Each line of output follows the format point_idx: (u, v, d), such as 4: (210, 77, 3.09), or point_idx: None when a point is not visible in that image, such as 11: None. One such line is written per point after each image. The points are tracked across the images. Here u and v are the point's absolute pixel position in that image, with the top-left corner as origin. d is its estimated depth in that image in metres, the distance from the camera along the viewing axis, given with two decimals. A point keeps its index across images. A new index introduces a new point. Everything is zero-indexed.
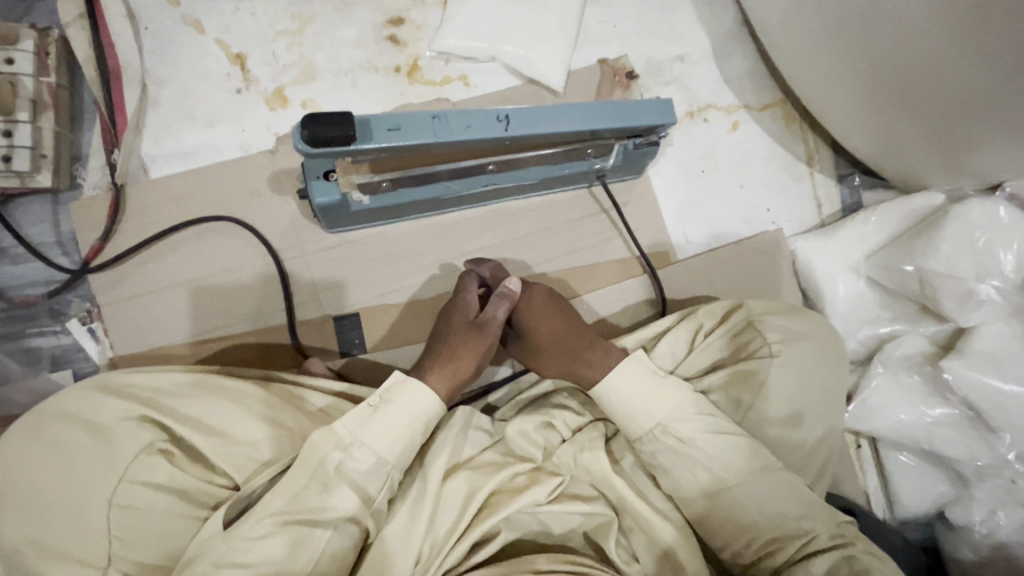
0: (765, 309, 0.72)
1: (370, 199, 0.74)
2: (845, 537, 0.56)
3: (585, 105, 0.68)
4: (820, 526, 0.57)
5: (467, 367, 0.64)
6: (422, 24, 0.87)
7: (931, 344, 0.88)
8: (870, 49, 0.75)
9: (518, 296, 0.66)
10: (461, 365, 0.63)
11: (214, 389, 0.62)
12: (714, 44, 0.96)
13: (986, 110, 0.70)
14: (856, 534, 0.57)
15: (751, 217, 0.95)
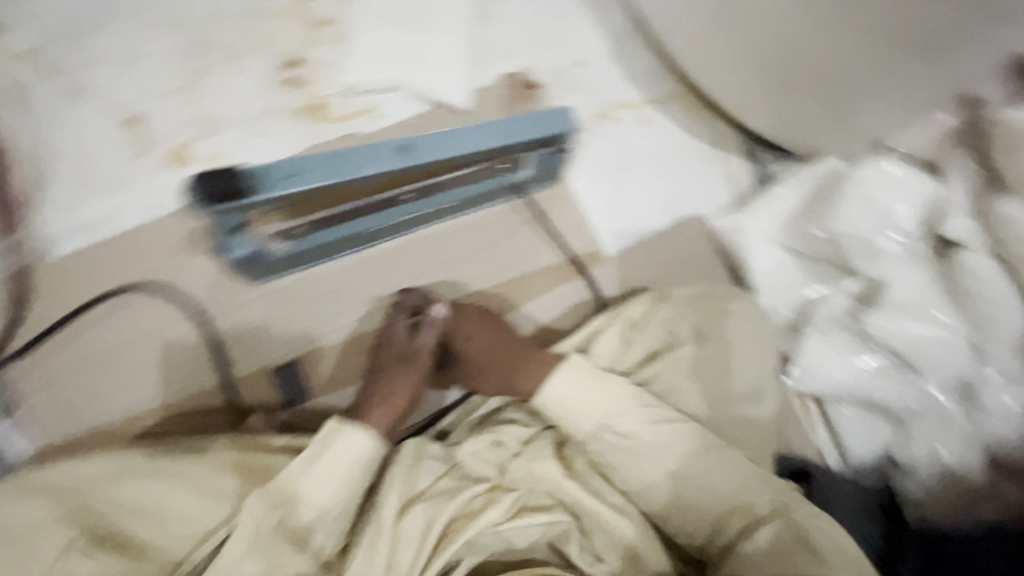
0: (686, 296, 0.77)
1: (288, 245, 0.75)
2: (784, 502, 0.58)
3: (486, 125, 0.70)
4: (760, 494, 0.59)
5: (402, 401, 0.64)
6: (320, 63, 0.87)
7: (854, 300, 0.92)
8: (751, 32, 0.80)
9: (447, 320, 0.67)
10: (395, 400, 0.64)
11: (160, 470, 0.61)
12: (613, 45, 0.99)
13: (863, 72, 0.76)
14: (796, 498, 0.59)
15: (673, 206, 0.97)
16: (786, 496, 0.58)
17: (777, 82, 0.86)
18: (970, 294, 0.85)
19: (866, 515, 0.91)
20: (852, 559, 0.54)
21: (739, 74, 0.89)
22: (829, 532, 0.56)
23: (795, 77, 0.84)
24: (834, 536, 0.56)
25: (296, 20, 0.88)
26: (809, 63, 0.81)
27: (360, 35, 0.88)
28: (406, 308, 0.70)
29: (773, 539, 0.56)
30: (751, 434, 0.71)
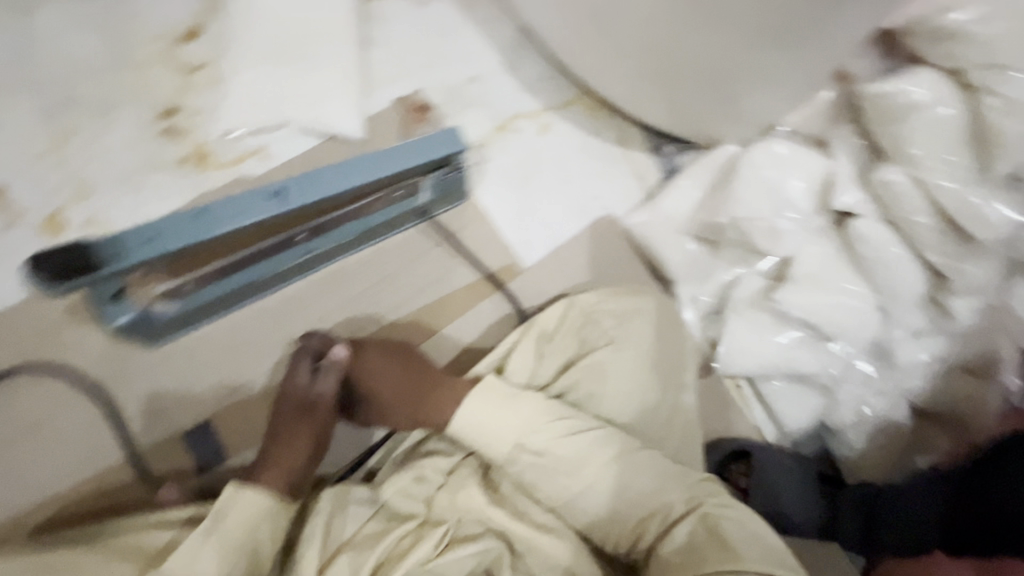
0: (596, 299, 0.76)
1: (178, 304, 0.75)
2: (698, 498, 0.59)
3: (367, 157, 0.68)
4: (674, 492, 0.60)
5: (302, 452, 0.62)
6: (198, 108, 0.84)
7: (767, 279, 0.94)
8: (623, 40, 0.83)
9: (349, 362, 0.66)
10: (293, 453, 0.62)
11: (75, 569, 0.56)
12: (504, 56, 0.98)
13: (730, 64, 0.78)
14: (710, 490, 0.60)
15: (584, 209, 0.98)
16: (698, 491, 0.59)
17: (664, 73, 0.85)
18: (868, 261, 0.88)
19: (804, 482, 0.94)
20: (762, 544, 0.56)
21: (628, 69, 0.88)
22: (740, 520, 0.58)
23: (679, 66, 0.82)
24: (746, 522, 0.58)
25: (167, 66, 0.84)
26: (689, 52, 0.79)
27: (235, 73, 0.84)
28: (309, 354, 0.66)
29: (688, 536, 0.57)
30: (671, 430, 0.71)
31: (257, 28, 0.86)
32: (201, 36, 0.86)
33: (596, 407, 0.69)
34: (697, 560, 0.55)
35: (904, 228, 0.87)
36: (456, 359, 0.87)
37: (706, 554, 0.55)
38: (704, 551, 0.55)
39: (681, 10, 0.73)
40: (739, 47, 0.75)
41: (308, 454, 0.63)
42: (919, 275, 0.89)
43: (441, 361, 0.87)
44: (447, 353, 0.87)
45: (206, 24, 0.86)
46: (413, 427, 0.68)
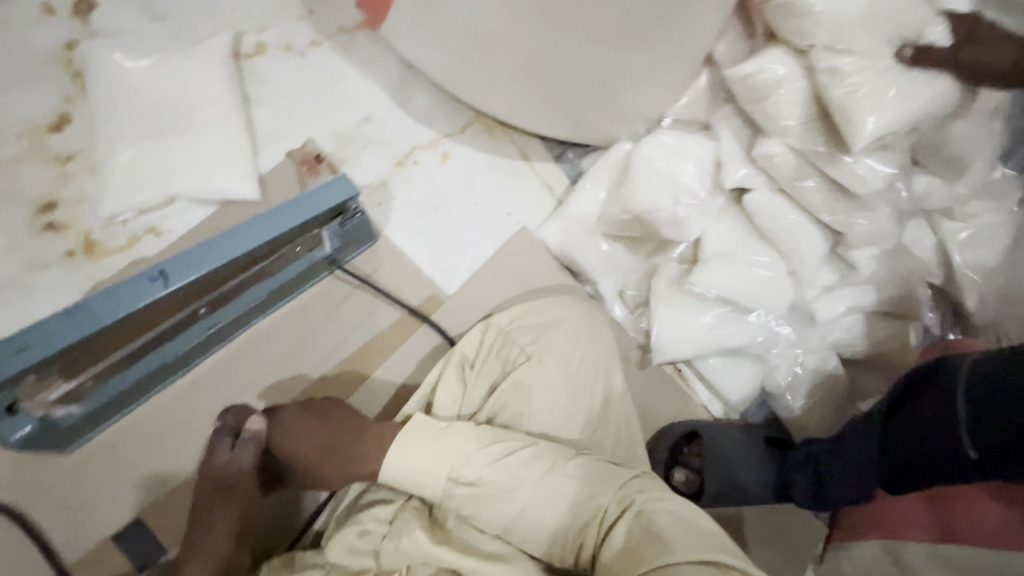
0: (511, 318, 0.79)
1: (78, 406, 0.69)
2: (627, 498, 0.61)
3: (255, 220, 0.67)
4: (606, 495, 0.62)
5: (224, 529, 0.63)
6: (80, 198, 0.82)
7: (682, 264, 0.97)
8: (500, 60, 0.84)
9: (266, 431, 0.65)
10: (216, 532, 0.63)
11: None
12: (392, 93, 0.99)
13: (603, 68, 0.81)
14: (638, 487, 0.63)
15: (497, 228, 0.99)
16: (627, 490, 0.61)
17: (548, 85, 0.86)
18: (772, 231, 0.92)
19: (753, 452, 0.97)
20: (696, 530, 0.58)
21: (512, 88, 0.90)
22: (672, 511, 0.60)
23: (561, 74, 0.83)
24: (681, 512, 0.60)
25: (40, 160, 0.83)
26: (567, 58, 0.80)
27: (111, 155, 0.83)
28: (227, 431, 0.66)
29: (626, 535, 0.58)
30: (606, 433, 0.74)
31: (128, 106, 0.84)
32: (70, 125, 0.85)
33: (528, 423, 0.70)
34: (636, 558, 0.56)
35: (795, 195, 0.91)
36: (393, 400, 0.87)
37: (645, 551, 0.56)
38: (642, 548, 0.57)
39: (545, 22, 0.76)
40: (614, 39, 0.76)
41: (231, 529, 0.64)
42: (819, 236, 0.92)
43: (378, 404, 0.86)
44: (383, 395, 0.87)
45: (75, 111, 0.85)
46: (348, 482, 0.67)
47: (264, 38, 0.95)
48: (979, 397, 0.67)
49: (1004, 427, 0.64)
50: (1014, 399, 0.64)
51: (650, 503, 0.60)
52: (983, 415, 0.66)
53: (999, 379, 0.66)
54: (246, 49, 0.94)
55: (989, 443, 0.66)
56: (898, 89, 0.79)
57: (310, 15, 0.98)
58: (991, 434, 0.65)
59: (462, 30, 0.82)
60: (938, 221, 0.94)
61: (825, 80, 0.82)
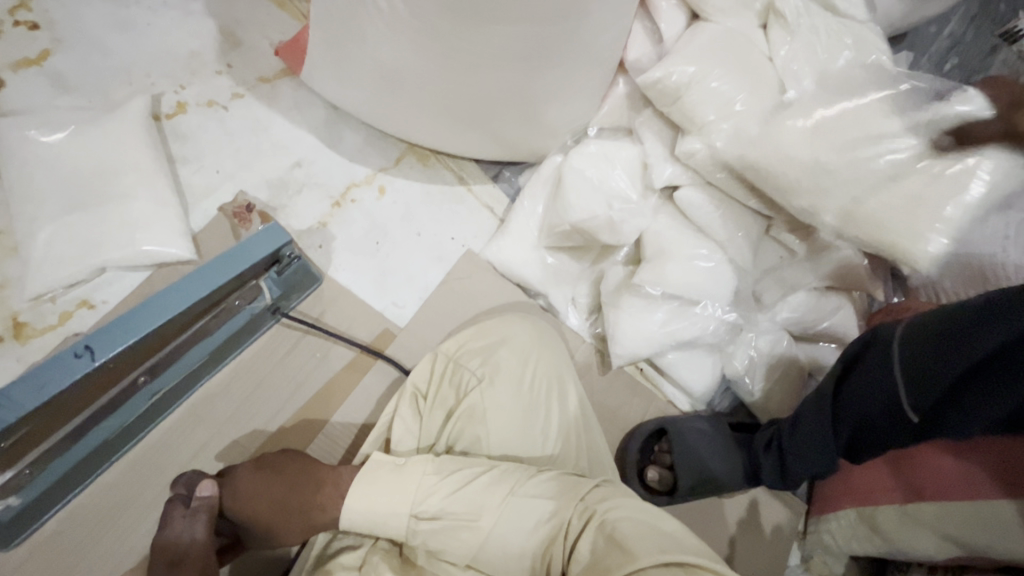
0: (458, 343, 0.80)
1: (17, 498, 0.68)
2: (588, 508, 0.62)
3: (183, 280, 0.66)
4: (569, 510, 0.62)
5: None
6: (4, 281, 0.81)
7: (627, 267, 0.99)
8: (416, 95, 0.86)
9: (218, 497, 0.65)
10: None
11: None
12: (320, 135, 0.99)
13: (515, 90, 0.82)
14: (599, 496, 0.63)
15: (442, 255, 1.00)
16: (588, 500, 0.62)
17: (465, 107, 0.86)
18: (705, 224, 0.95)
19: (722, 441, 0.97)
20: (660, 534, 0.58)
21: (427, 112, 0.89)
22: (634, 517, 0.60)
23: (475, 98, 0.84)
24: (643, 518, 0.60)
25: None
26: (478, 80, 0.80)
27: (31, 232, 0.81)
28: (178, 501, 0.66)
29: (591, 545, 0.58)
30: (566, 447, 0.75)
31: (47, 181, 0.83)
32: None
33: (485, 445, 0.71)
34: (601, 568, 0.56)
35: (721, 186, 0.94)
36: (356, 440, 0.87)
37: (610, 557, 0.56)
38: (606, 556, 0.57)
39: (450, 58, 0.77)
40: (519, 65, 0.78)
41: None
42: (750, 222, 0.96)
43: (340, 446, 0.86)
44: (344, 437, 0.86)
45: None
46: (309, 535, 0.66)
47: (183, 96, 0.95)
48: (910, 359, 0.67)
49: (935, 385, 0.64)
50: (941, 357, 0.64)
51: (610, 511, 0.61)
52: (914, 381, 0.66)
53: (925, 339, 0.66)
54: (166, 110, 0.94)
55: (927, 404, 0.66)
56: None
57: (229, 68, 0.98)
58: (927, 396, 0.65)
59: (374, 72, 0.84)
60: None
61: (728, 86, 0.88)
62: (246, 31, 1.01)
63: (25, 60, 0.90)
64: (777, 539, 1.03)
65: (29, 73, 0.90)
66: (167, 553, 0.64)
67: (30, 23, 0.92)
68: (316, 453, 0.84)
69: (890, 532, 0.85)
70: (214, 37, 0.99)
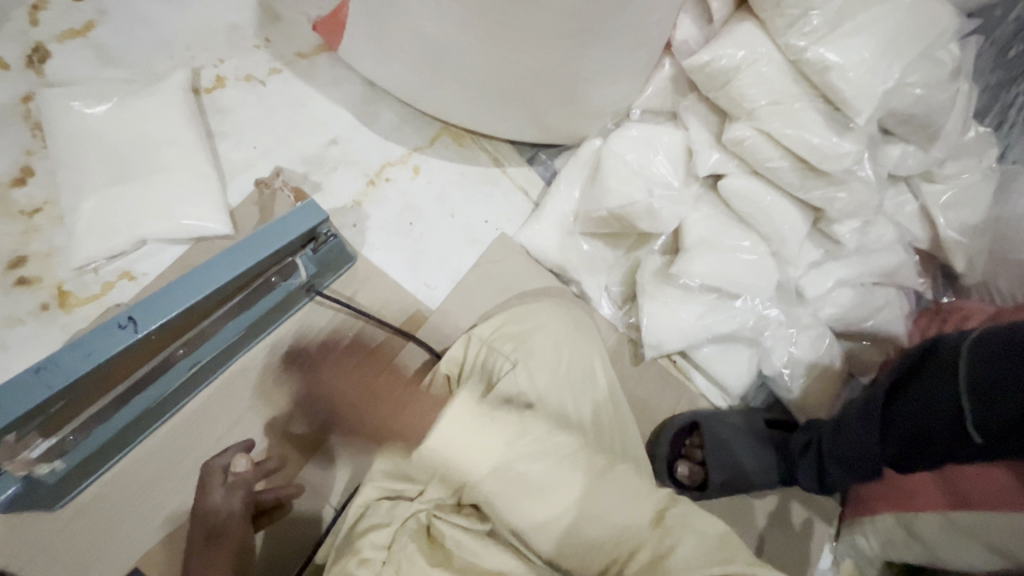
0: (492, 328, 0.80)
1: (63, 461, 0.69)
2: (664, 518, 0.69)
3: (217, 258, 0.66)
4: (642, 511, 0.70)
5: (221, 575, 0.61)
6: (50, 250, 0.82)
7: (665, 255, 0.96)
8: (457, 75, 0.84)
9: (252, 471, 0.70)
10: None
11: None
12: (356, 113, 0.98)
13: (562, 71, 0.80)
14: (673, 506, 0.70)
15: (475, 238, 0.99)
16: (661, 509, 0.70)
17: (504, 86, 0.84)
18: (750, 214, 0.91)
19: (754, 439, 0.94)
20: (724, 547, 0.66)
21: (464, 89, 0.87)
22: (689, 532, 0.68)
23: (516, 76, 0.81)
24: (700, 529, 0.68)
25: (5, 216, 0.82)
26: (522, 60, 0.78)
27: (76, 203, 0.82)
28: (217, 472, 0.68)
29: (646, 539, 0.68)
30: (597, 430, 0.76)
31: (93, 153, 0.84)
32: (32, 177, 0.84)
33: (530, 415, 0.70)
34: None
35: (769, 175, 0.90)
36: None
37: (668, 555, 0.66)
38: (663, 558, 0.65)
39: (494, 35, 0.75)
40: (568, 42, 0.75)
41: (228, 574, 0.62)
42: (798, 213, 0.91)
43: None
44: None
45: (36, 163, 0.85)
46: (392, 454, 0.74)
47: (222, 71, 0.95)
48: (979, 379, 0.62)
49: (1009, 411, 0.60)
50: (1016, 383, 0.59)
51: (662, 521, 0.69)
52: (983, 403, 0.62)
53: (996, 358, 0.61)
54: (205, 84, 0.94)
55: (994, 428, 0.61)
56: (877, 54, 0.78)
57: (267, 43, 0.97)
58: (993, 419, 0.61)
59: (415, 49, 0.83)
60: (918, 185, 0.94)
61: (793, 68, 0.84)
62: (283, 7, 1.00)
63: (70, 32, 0.90)
64: (807, 537, 1.00)
65: (74, 44, 0.90)
66: (203, 523, 0.67)
67: None
68: (349, 430, 0.85)
69: (931, 540, 0.82)
70: (253, 10, 0.98)
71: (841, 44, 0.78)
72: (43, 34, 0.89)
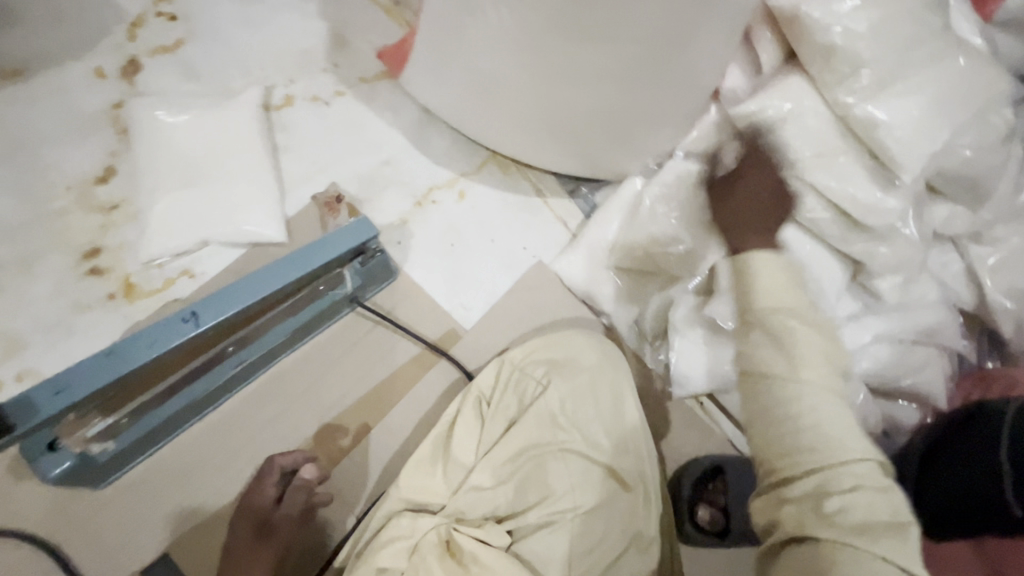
0: (525, 351, 0.83)
1: (114, 442, 0.74)
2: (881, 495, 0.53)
3: (275, 264, 0.71)
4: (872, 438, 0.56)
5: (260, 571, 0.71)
6: (122, 244, 0.88)
7: (697, 295, 0.95)
8: (510, 108, 0.87)
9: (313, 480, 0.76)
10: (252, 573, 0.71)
11: None
12: (411, 137, 1.04)
13: (610, 111, 0.83)
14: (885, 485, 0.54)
15: (514, 263, 1.01)
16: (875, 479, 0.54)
17: (553, 121, 0.87)
18: None
19: None
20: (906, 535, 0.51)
21: (515, 124, 0.91)
22: (871, 504, 0.52)
23: (569, 112, 0.84)
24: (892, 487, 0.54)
25: (86, 211, 0.89)
26: (577, 98, 0.81)
27: (151, 204, 0.89)
28: (276, 471, 0.77)
29: (806, 488, 0.54)
30: (624, 455, 0.76)
31: (169, 158, 0.91)
32: (114, 176, 0.91)
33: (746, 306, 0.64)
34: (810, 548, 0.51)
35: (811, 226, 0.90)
36: (412, 435, 0.88)
37: (829, 508, 0.52)
38: (817, 520, 0.52)
39: (555, 72, 0.78)
40: (618, 84, 0.78)
41: None
42: (838, 265, 0.91)
43: (398, 438, 0.88)
44: (403, 429, 0.88)
45: (118, 164, 0.92)
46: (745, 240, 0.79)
47: (292, 91, 1.02)
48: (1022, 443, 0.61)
49: None
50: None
51: (847, 475, 0.53)
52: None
53: None
54: (275, 102, 1.01)
55: None
56: (925, 117, 0.80)
57: (334, 68, 1.04)
58: None
59: (472, 82, 0.87)
60: (965, 246, 0.93)
61: (841, 123, 0.85)
62: (352, 35, 1.07)
63: (161, 49, 0.99)
64: None
65: (163, 59, 0.99)
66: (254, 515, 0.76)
67: (169, 15, 1.01)
68: (378, 440, 0.87)
69: None
70: (325, 38, 1.05)
71: (890, 104, 0.80)
72: (138, 49, 0.98)
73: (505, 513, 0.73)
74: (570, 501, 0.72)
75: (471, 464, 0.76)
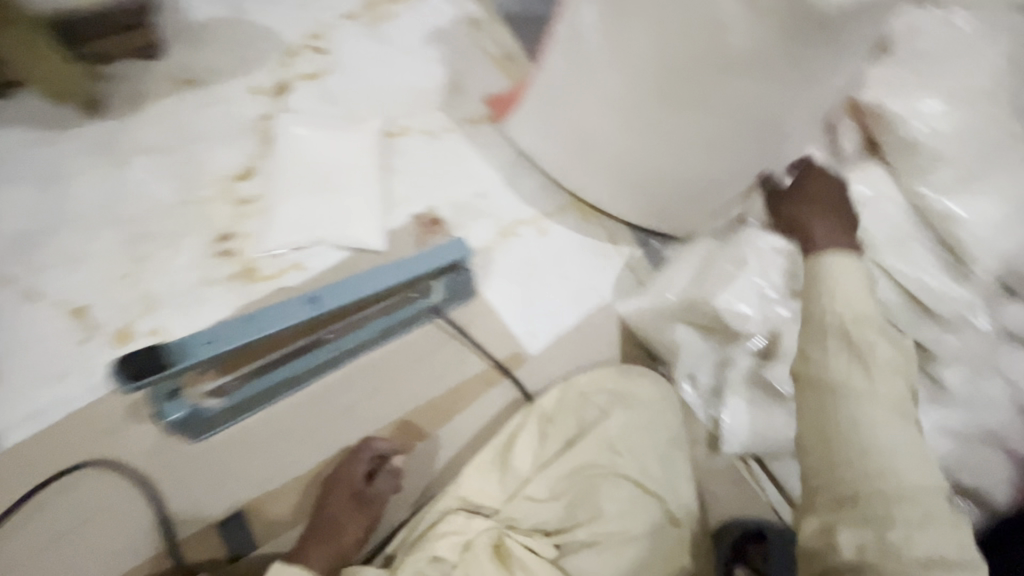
0: (591, 378, 0.88)
1: (223, 399, 0.86)
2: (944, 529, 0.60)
3: (383, 269, 0.82)
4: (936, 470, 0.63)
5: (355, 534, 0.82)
6: (250, 234, 1.02)
7: (755, 357, 0.98)
8: (603, 160, 0.97)
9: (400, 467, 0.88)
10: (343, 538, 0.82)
11: None
12: (505, 175, 1.15)
13: (696, 176, 0.91)
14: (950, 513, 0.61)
15: (583, 300, 1.08)
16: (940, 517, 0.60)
17: (640, 178, 0.96)
18: None
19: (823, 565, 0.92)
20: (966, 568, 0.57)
21: (603, 176, 1.00)
22: (936, 537, 0.58)
23: (653, 170, 0.93)
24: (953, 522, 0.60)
25: (226, 201, 1.03)
26: (666, 161, 0.90)
27: (280, 203, 1.03)
28: (372, 451, 0.88)
29: (876, 512, 0.60)
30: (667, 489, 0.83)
31: (301, 167, 1.06)
32: (253, 175, 1.06)
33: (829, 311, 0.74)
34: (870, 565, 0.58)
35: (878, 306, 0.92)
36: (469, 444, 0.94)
37: (893, 539, 0.58)
38: (884, 549, 0.58)
39: (649, 137, 0.87)
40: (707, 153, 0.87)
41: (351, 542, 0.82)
42: None
43: (456, 444, 0.94)
44: (461, 437, 0.95)
45: (258, 166, 1.07)
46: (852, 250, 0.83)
47: (409, 122, 1.16)
48: None
49: None
50: None
51: (916, 505, 0.60)
52: None
53: None
54: (393, 130, 1.14)
55: None
56: (1002, 219, 0.84)
57: (447, 108, 1.18)
58: None
59: (571, 136, 0.98)
60: None
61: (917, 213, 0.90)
62: (466, 83, 1.21)
63: (308, 76, 1.16)
64: None
65: (308, 84, 1.15)
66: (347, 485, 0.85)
67: (319, 49, 1.18)
68: (437, 443, 0.93)
69: None
70: (443, 82, 1.20)
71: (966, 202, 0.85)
72: (289, 74, 1.15)
73: (555, 527, 0.79)
74: (618, 525, 0.78)
75: (526, 477, 0.81)
